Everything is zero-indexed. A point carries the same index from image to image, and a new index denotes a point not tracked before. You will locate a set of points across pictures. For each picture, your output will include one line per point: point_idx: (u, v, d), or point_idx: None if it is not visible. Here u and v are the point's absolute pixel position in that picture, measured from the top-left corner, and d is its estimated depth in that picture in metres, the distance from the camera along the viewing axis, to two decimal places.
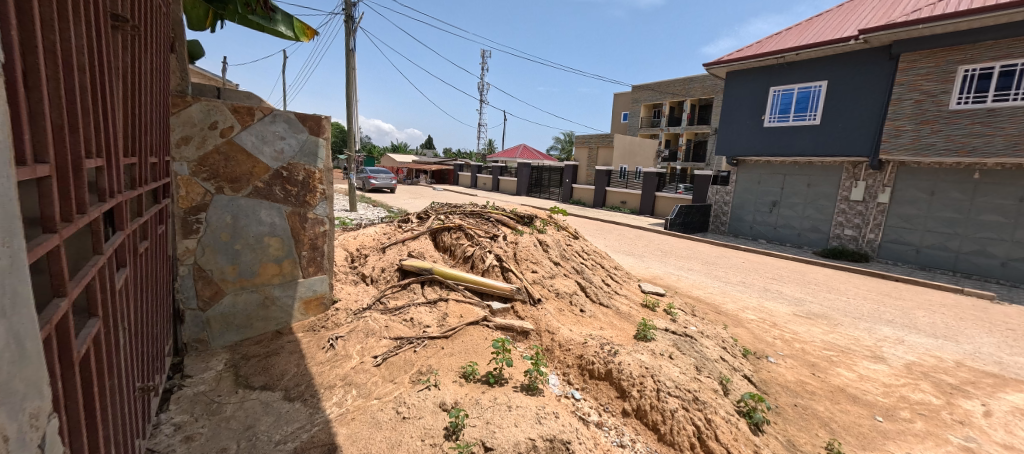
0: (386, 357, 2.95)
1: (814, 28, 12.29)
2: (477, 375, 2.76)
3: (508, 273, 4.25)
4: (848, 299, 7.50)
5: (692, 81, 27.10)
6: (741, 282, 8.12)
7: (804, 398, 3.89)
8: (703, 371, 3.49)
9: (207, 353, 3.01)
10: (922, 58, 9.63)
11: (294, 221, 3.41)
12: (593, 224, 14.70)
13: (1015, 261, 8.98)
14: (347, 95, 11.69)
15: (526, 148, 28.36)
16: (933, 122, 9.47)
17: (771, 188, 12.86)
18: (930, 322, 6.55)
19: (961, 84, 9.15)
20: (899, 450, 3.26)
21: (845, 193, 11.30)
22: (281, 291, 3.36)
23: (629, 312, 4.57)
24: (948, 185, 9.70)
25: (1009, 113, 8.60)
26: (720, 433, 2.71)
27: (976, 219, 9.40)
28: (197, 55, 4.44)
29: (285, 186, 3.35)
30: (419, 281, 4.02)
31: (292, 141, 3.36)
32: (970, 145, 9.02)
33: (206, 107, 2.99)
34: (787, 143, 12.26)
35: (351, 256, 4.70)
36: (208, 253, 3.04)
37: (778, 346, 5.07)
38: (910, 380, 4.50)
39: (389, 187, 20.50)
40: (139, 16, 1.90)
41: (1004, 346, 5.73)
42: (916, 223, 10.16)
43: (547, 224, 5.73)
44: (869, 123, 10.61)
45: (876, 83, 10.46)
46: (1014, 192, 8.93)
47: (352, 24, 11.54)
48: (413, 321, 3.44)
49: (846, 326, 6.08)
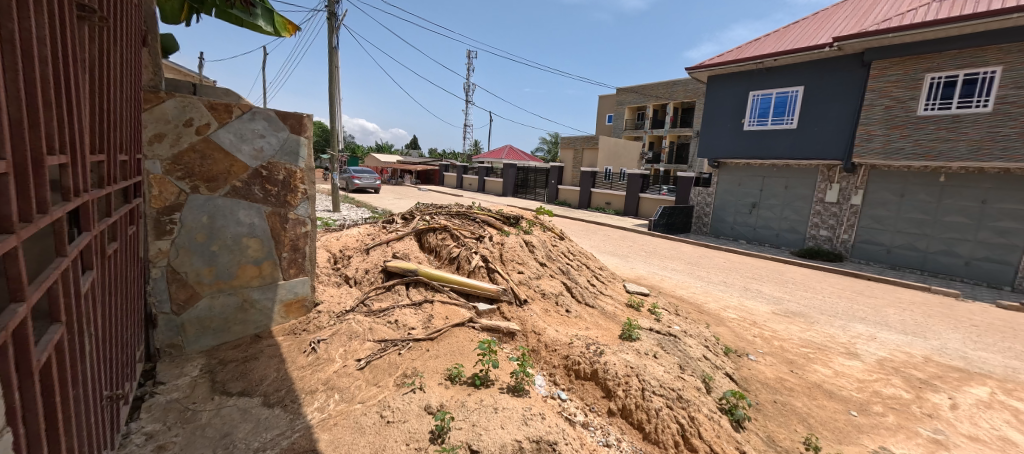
0: (370, 360, 2.89)
1: (791, 34, 12.67)
2: (463, 377, 2.73)
3: (494, 274, 4.23)
4: (824, 298, 7.73)
5: (675, 85, 27.80)
6: (723, 282, 8.29)
7: (783, 394, 3.98)
8: (686, 370, 3.53)
9: (182, 358, 2.92)
10: (892, 65, 10.01)
11: (274, 222, 3.32)
12: (578, 225, 14.80)
13: (978, 261, 9.39)
14: (330, 94, 11.49)
15: (512, 149, 28.74)
16: (902, 127, 9.85)
17: (751, 190, 13.18)
18: (901, 319, 6.81)
19: (928, 91, 9.53)
20: (872, 443, 3.37)
21: (821, 195, 11.68)
22: (260, 294, 3.27)
23: (614, 312, 4.60)
24: (916, 188, 10.10)
25: (972, 119, 9.01)
26: (703, 431, 2.74)
27: (943, 220, 9.79)
28: (172, 49, 4.27)
29: (264, 185, 3.26)
30: (403, 282, 3.97)
31: (272, 139, 3.27)
32: (936, 150, 9.40)
33: (181, 103, 2.88)
34: (766, 146, 12.58)
35: (334, 257, 4.61)
36: (182, 255, 2.94)
37: (758, 345, 5.19)
38: (882, 375, 4.66)
39: (373, 187, 20.26)
40: (107, 8, 1.81)
41: (969, 342, 5.99)
42: (887, 223, 10.56)
43: (532, 225, 5.73)
44: (844, 127, 10.98)
45: (850, 88, 10.85)
46: (977, 194, 9.35)
47: (335, 21, 11.34)
48: (398, 323, 3.39)
49: (822, 324, 6.27)
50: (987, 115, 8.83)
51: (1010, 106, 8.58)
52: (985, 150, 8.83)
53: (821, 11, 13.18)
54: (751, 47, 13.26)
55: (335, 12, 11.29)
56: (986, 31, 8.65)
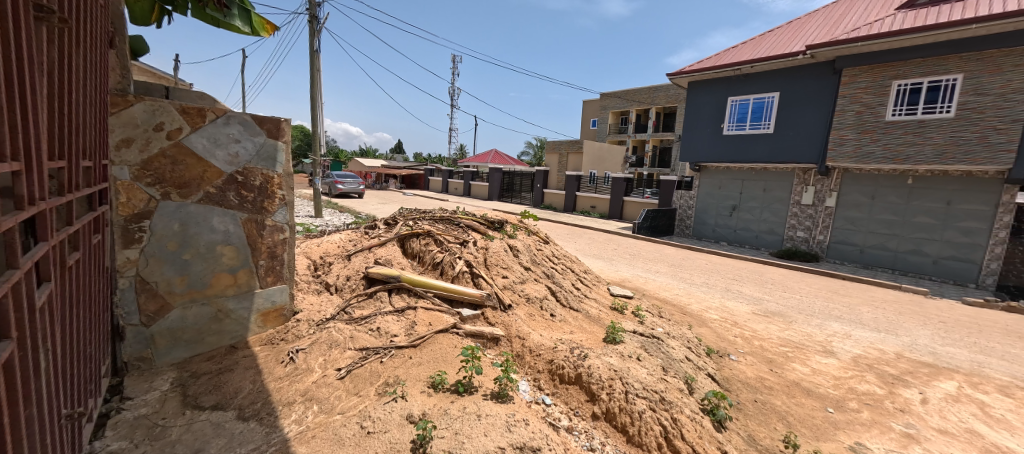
0: (351, 369, 2.83)
1: (767, 42, 13.09)
2: (446, 384, 2.69)
3: (478, 279, 4.20)
4: (802, 298, 7.94)
5: (657, 90, 28.40)
6: (705, 283, 8.44)
7: (763, 393, 4.07)
8: (669, 371, 3.57)
9: (151, 372, 2.80)
10: (862, 73, 10.42)
11: (250, 228, 3.23)
12: (563, 229, 14.88)
13: (945, 260, 9.79)
14: (311, 98, 11.30)
15: (497, 153, 28.82)
16: (872, 132, 10.25)
17: (731, 193, 13.48)
18: (874, 317, 7.04)
19: (896, 97, 9.94)
20: (848, 439, 3.45)
21: (797, 197, 12.02)
22: (236, 304, 3.18)
23: (598, 315, 4.63)
24: (886, 190, 10.49)
25: (936, 124, 9.42)
26: (686, 432, 2.75)
27: (912, 221, 10.18)
28: (143, 51, 4.15)
29: (240, 191, 3.18)
30: (386, 289, 3.91)
31: (248, 144, 3.19)
32: (904, 154, 9.80)
33: (151, 107, 2.79)
34: (744, 150, 12.92)
35: (313, 264, 4.51)
36: (152, 264, 2.82)
37: (739, 345, 5.30)
38: (857, 372, 4.80)
39: (357, 192, 19.99)
40: (69, 9, 1.74)
41: (937, 338, 6.23)
42: (859, 224, 10.94)
43: (517, 229, 5.73)
44: (818, 131, 11.35)
45: (822, 94, 11.24)
46: (942, 196, 9.74)
47: (316, 25, 11.19)
48: (380, 331, 3.34)
49: (800, 323, 6.43)
50: (950, 120, 9.25)
51: (971, 111, 9.01)
52: (948, 154, 9.25)
53: (795, 20, 13.65)
54: (729, 54, 13.64)
55: (316, 15, 11.15)
56: (948, 41, 9.08)
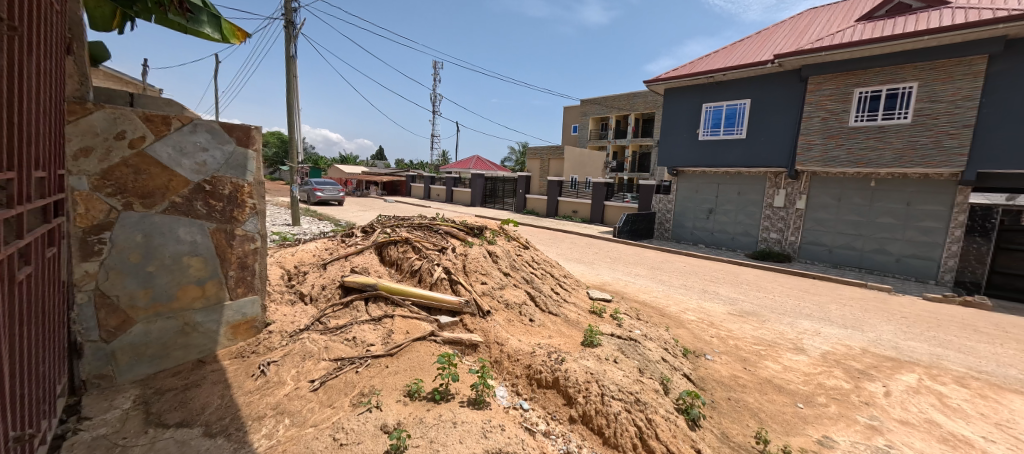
0: (325, 380, 2.79)
1: (737, 51, 13.62)
2: (422, 392, 2.68)
3: (457, 285, 4.19)
4: (775, 297, 8.22)
5: (635, 96, 29.10)
6: (683, 285, 8.64)
7: (737, 391, 4.18)
8: (645, 373, 3.63)
9: (112, 390, 2.68)
10: (826, 81, 10.93)
11: (219, 239, 3.16)
12: (545, 234, 14.98)
13: (907, 258, 10.30)
14: (288, 106, 11.10)
15: (479, 159, 28.88)
16: (837, 137, 10.76)
17: (707, 196, 13.86)
18: (842, 314, 7.34)
19: (858, 104, 10.46)
20: (816, 432, 3.59)
21: (769, 200, 12.44)
22: (204, 317, 3.09)
23: (577, 319, 4.68)
24: (851, 192, 10.99)
25: (895, 129, 9.95)
26: (660, 432, 2.79)
27: (875, 221, 10.69)
28: (106, 58, 4.02)
29: (208, 201, 3.10)
30: (362, 298, 3.87)
31: (216, 153, 3.12)
32: (866, 158, 10.32)
33: (111, 115, 2.70)
34: (718, 155, 13.35)
35: (288, 274, 4.41)
36: (113, 277, 2.71)
37: (715, 344, 5.44)
38: (825, 367, 5.00)
39: (336, 199, 19.63)
40: (20, 14, 1.68)
41: (900, 332, 6.54)
42: (828, 225, 11.42)
43: (496, 235, 5.75)
44: (787, 137, 11.83)
45: (790, 102, 11.74)
46: (903, 197, 10.27)
47: (292, 30, 11.02)
48: (356, 340, 3.30)
49: (773, 321, 6.65)
50: (908, 126, 9.78)
51: (926, 117, 9.55)
52: (907, 158, 9.78)
53: (763, 30, 14.24)
54: (702, 62, 14.11)
55: (292, 20, 10.98)
56: (903, 51, 9.62)
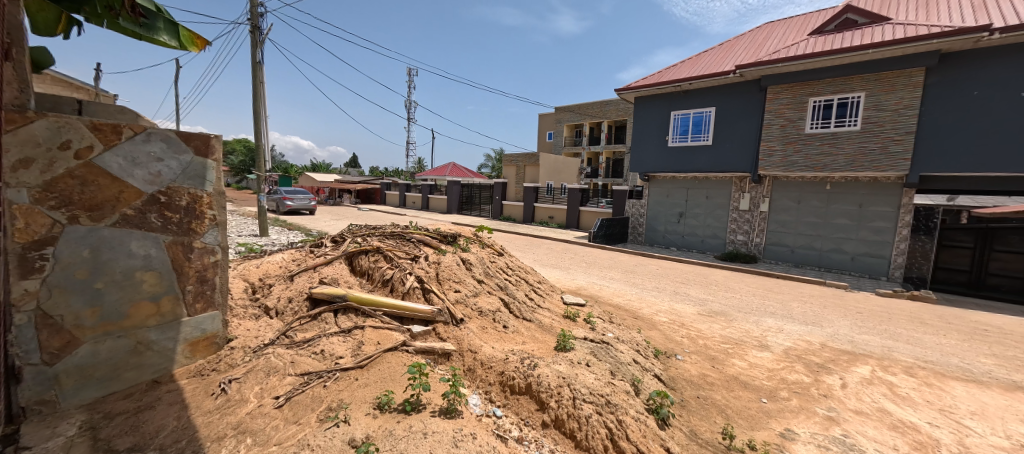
0: (290, 396, 2.70)
1: (702, 61, 14.23)
2: (393, 404, 2.64)
3: (430, 294, 4.16)
4: (741, 297, 8.55)
5: (608, 104, 29.87)
6: (655, 288, 8.86)
7: (705, 389, 4.32)
8: (617, 375, 3.71)
9: (56, 416, 2.50)
10: (783, 91, 11.55)
11: (176, 252, 3.03)
12: (522, 240, 15.05)
13: (861, 256, 10.95)
14: (255, 112, 10.76)
15: (455, 166, 28.81)
16: (795, 143, 11.37)
17: (678, 201, 14.31)
18: (803, 311, 7.71)
19: (813, 112, 11.10)
20: (778, 426, 3.75)
21: (735, 203, 12.97)
22: (158, 335, 2.94)
23: (551, 324, 4.72)
24: (809, 195, 11.61)
25: (846, 136, 10.61)
26: (630, 433, 2.84)
27: (831, 222, 11.31)
28: (50, 63, 3.79)
29: (163, 213, 2.97)
30: (331, 310, 3.77)
31: (171, 163, 3.00)
32: (822, 163, 10.95)
33: (55, 124, 2.55)
34: (686, 161, 13.85)
35: (252, 287, 4.25)
36: (56, 296, 2.53)
37: (685, 344, 5.60)
38: (788, 363, 5.23)
39: (307, 208, 19.05)
40: None
41: (855, 327, 6.94)
42: (789, 226, 12.00)
43: (470, 242, 5.74)
44: (750, 143, 12.40)
45: (751, 110, 12.33)
46: (855, 199, 10.92)
47: (258, 35, 10.72)
48: (324, 354, 3.22)
49: (739, 320, 6.91)
50: (857, 132, 10.45)
51: (873, 124, 10.24)
52: (858, 163, 10.43)
53: (726, 42, 14.93)
54: (670, 71, 14.66)
55: (258, 25, 10.68)
56: (852, 64, 10.30)
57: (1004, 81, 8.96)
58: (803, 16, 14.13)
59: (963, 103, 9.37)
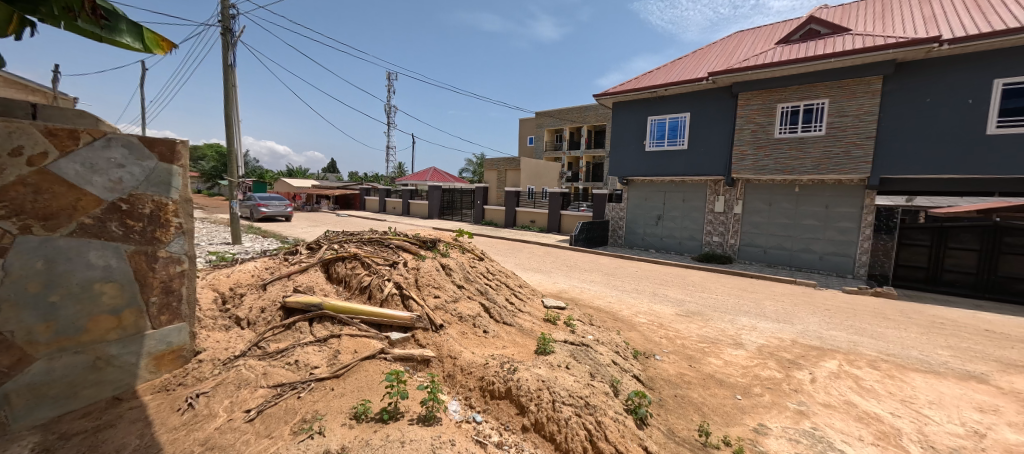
0: (262, 409, 2.62)
1: (676, 68, 14.65)
2: (370, 413, 2.59)
3: (409, 300, 4.11)
4: (718, 296, 8.78)
5: (587, 109, 30.34)
6: (635, 289, 9.00)
7: (682, 388, 4.41)
8: (596, 377, 3.74)
9: (4, 439, 2.34)
10: (753, 97, 11.99)
11: (138, 262, 2.91)
12: (504, 244, 15.06)
13: (828, 255, 11.42)
14: (227, 116, 10.44)
15: (436, 171, 28.65)
16: (765, 147, 11.81)
17: (656, 204, 14.61)
18: (776, 309, 7.98)
19: (781, 118, 11.55)
20: (752, 421, 3.86)
21: (711, 206, 13.34)
22: (120, 349, 2.81)
23: (531, 328, 4.74)
24: (780, 198, 12.06)
25: (812, 140, 11.08)
26: (609, 433, 2.87)
27: (801, 223, 11.78)
28: (1, 63, 3.59)
29: (125, 221, 2.85)
30: (306, 319, 3.68)
31: (134, 170, 2.89)
32: (790, 166, 11.40)
33: (6, 129, 2.40)
34: (663, 165, 14.18)
35: (222, 297, 4.10)
36: (6, 311, 2.36)
37: (663, 345, 5.71)
38: (761, 360, 5.40)
39: (283, 214, 18.54)
40: None
41: (824, 323, 7.22)
42: (761, 228, 12.42)
43: (450, 247, 5.71)
44: (723, 147, 12.80)
45: (723, 116, 12.74)
46: (822, 201, 11.40)
47: (230, 38, 10.42)
48: (299, 364, 3.14)
49: (716, 320, 7.09)
50: (822, 137, 10.94)
51: (837, 129, 10.73)
52: (824, 166, 10.91)
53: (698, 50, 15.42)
54: (646, 77, 15.02)
55: (230, 27, 10.38)
56: (816, 72, 10.79)
57: (953, 89, 9.53)
58: (770, 26, 14.72)
59: (918, 109, 9.93)
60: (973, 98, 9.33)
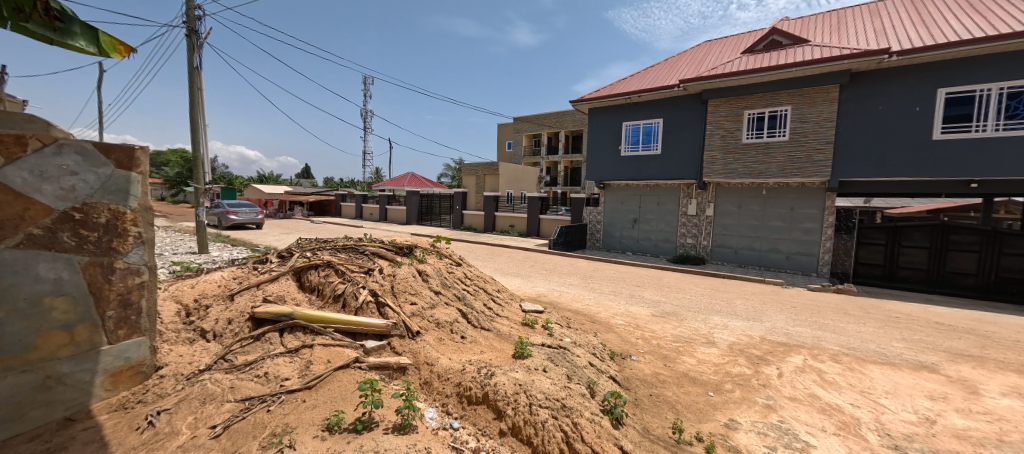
0: (229, 424, 2.53)
1: (649, 75, 15.08)
2: (343, 424, 2.54)
3: (384, 308, 4.05)
4: (692, 297, 9.03)
5: (564, 115, 30.77)
6: (612, 292, 9.15)
7: (657, 387, 4.51)
8: (573, 379, 3.79)
9: None
10: (721, 104, 12.45)
11: (93, 274, 2.76)
12: (483, 249, 15.04)
13: (794, 255, 11.93)
14: (193, 120, 10.04)
15: (414, 177, 28.39)
16: (734, 152, 12.27)
17: (631, 207, 14.92)
18: (746, 308, 8.27)
19: (748, 124, 12.04)
20: (723, 417, 3.99)
21: (684, 209, 13.72)
22: (73, 367, 2.65)
23: (509, 332, 4.75)
24: (749, 200, 12.54)
25: (777, 145, 11.60)
26: (585, 434, 2.90)
27: (768, 224, 12.26)
28: None
29: (78, 231, 2.70)
30: (277, 329, 3.58)
31: (88, 178, 2.75)
32: (758, 170, 11.88)
33: None
34: (637, 170, 14.52)
35: (186, 310, 3.94)
36: None
37: (639, 345, 5.82)
38: (731, 357, 5.59)
39: (254, 222, 17.91)
40: None
41: (790, 320, 7.53)
42: (732, 229, 12.86)
43: (427, 253, 5.66)
44: (694, 152, 13.22)
45: (694, 122, 13.18)
46: (787, 203, 11.92)
47: (196, 39, 10.06)
48: (268, 376, 3.05)
49: (689, 319, 7.29)
50: (786, 142, 11.47)
51: (799, 135, 11.28)
52: (789, 170, 11.42)
53: (669, 58, 15.92)
54: (620, 84, 15.38)
55: (196, 29, 10.03)
56: (779, 80, 11.32)
57: (902, 97, 10.18)
58: (736, 36, 15.36)
59: (871, 116, 10.55)
60: (919, 106, 9.99)
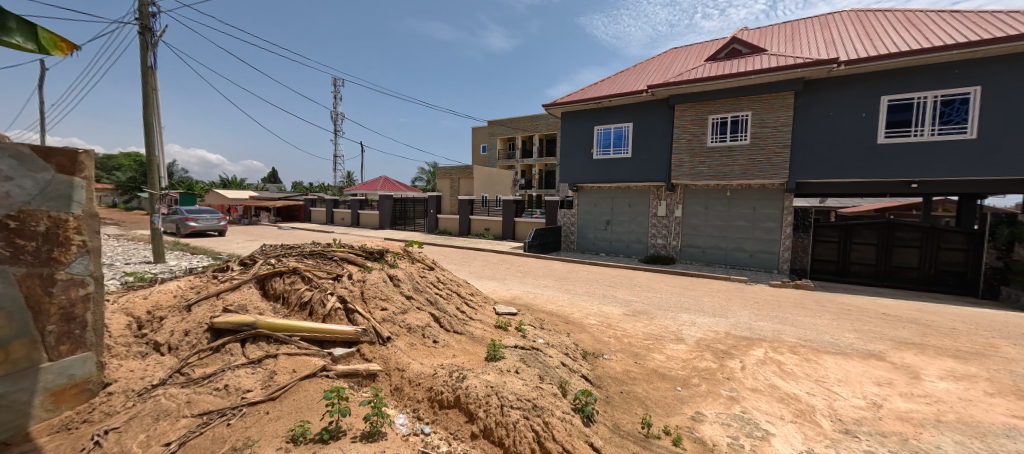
0: (185, 440, 2.42)
1: (618, 80, 15.48)
2: (309, 434, 2.47)
3: (354, 314, 3.96)
4: (662, 295, 9.29)
5: (538, 118, 31.06)
6: (586, 292, 9.30)
7: (627, 384, 4.62)
8: (545, 379, 3.82)
9: None
10: (687, 109, 12.93)
11: (30, 287, 2.57)
12: (458, 253, 14.95)
13: (757, 253, 12.48)
14: (146, 122, 9.49)
15: (386, 180, 27.88)
16: (699, 155, 12.76)
17: (604, 209, 15.21)
18: (713, 305, 8.59)
19: (712, 128, 12.56)
20: (689, 410, 4.13)
21: (654, 210, 14.11)
22: (8, 387, 2.45)
23: (482, 335, 4.74)
24: (714, 201, 13.03)
25: (738, 149, 12.14)
26: (557, 433, 2.94)
27: (733, 224, 12.79)
28: None
29: (14, 241, 2.51)
30: (238, 340, 3.44)
31: (25, 183, 2.56)
32: (722, 173, 12.39)
33: None
34: (609, 172, 14.84)
35: (138, 323, 3.73)
36: None
37: (611, 344, 5.94)
38: (698, 352, 5.79)
39: (216, 229, 17.07)
40: None
41: (753, 315, 7.87)
42: (700, 229, 13.32)
43: (399, 257, 5.58)
44: (662, 155, 13.64)
45: (661, 126, 13.61)
46: (750, 203, 12.47)
47: (150, 37, 9.55)
48: (228, 388, 2.93)
49: (659, 317, 7.50)
50: (747, 146, 12.02)
51: (758, 138, 11.85)
52: (750, 172, 11.97)
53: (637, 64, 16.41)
54: (591, 89, 15.72)
55: (149, 26, 9.51)
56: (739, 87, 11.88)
57: (850, 104, 10.89)
58: (700, 44, 16.00)
59: (822, 121, 11.23)
60: (865, 112, 10.72)
